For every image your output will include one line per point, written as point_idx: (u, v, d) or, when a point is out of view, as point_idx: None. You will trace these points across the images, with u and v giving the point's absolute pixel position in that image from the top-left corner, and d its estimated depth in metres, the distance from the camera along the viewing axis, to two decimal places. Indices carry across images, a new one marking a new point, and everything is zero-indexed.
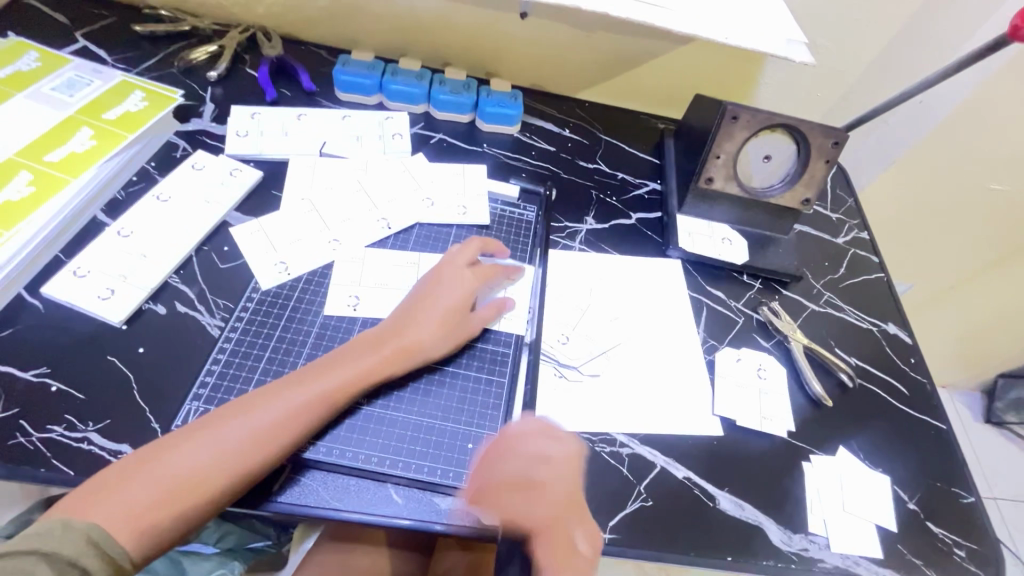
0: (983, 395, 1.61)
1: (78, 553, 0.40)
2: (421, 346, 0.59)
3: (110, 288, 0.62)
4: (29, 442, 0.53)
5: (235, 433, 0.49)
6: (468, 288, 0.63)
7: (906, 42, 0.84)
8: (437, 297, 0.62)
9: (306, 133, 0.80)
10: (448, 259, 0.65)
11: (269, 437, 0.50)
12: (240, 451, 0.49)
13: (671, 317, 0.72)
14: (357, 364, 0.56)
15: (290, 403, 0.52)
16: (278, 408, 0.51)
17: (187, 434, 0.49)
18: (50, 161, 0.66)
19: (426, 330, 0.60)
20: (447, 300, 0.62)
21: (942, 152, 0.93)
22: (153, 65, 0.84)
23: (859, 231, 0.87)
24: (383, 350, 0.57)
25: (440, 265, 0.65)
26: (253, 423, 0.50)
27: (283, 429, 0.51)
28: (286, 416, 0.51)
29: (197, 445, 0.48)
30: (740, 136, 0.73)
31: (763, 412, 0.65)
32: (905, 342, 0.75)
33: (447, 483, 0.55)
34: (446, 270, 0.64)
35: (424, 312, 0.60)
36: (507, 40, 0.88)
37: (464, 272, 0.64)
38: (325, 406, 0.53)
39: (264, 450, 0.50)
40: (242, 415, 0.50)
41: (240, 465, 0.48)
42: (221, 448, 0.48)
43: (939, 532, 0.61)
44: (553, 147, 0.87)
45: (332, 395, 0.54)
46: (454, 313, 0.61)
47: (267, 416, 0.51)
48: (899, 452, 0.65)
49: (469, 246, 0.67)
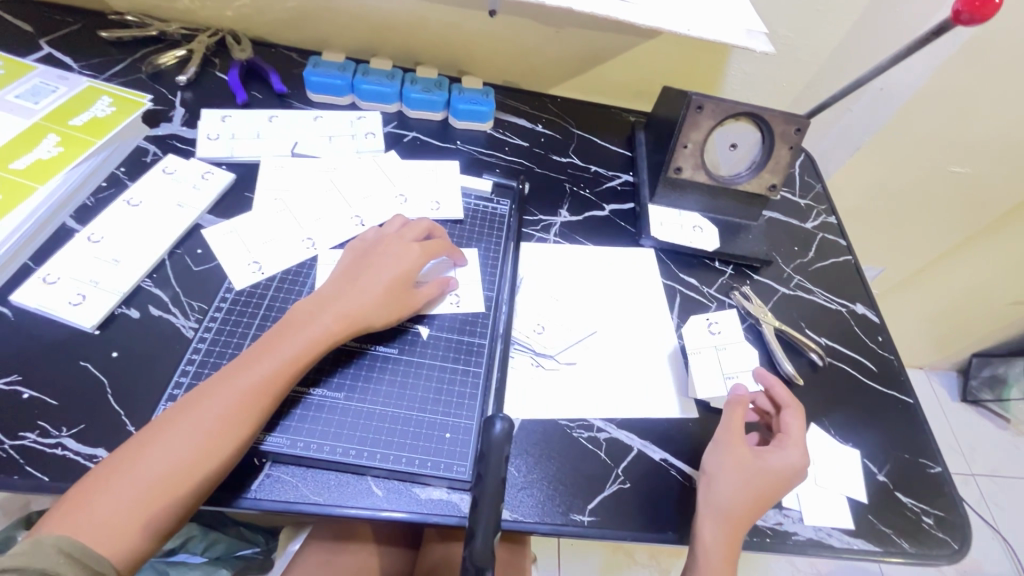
0: (958, 374, 1.66)
1: (50, 564, 0.42)
2: (364, 312, 0.59)
3: (81, 294, 0.61)
4: (2, 450, 0.52)
5: (192, 426, 0.49)
6: (413, 259, 0.64)
7: (864, 31, 0.86)
8: (379, 266, 0.62)
9: (278, 133, 0.80)
10: (392, 235, 0.66)
11: (228, 428, 0.50)
12: (200, 445, 0.49)
13: (645, 304, 0.73)
14: (301, 335, 0.56)
15: (239, 386, 0.52)
16: (229, 394, 0.51)
17: (145, 437, 0.49)
18: (16, 168, 0.65)
19: (369, 296, 0.60)
20: (391, 269, 0.62)
21: (906, 138, 0.96)
22: (120, 71, 0.84)
23: (827, 215, 0.89)
24: (323, 318, 0.57)
25: (384, 239, 0.66)
26: (209, 417, 0.50)
27: (236, 415, 0.51)
28: (238, 401, 0.51)
29: (157, 445, 0.48)
30: (706, 126, 0.74)
31: (725, 370, 0.66)
32: (873, 321, 0.77)
33: (427, 473, 0.55)
34: (390, 243, 0.65)
35: (361, 278, 0.61)
36: (476, 38, 0.89)
37: (409, 245, 0.65)
38: (276, 383, 0.53)
39: (223, 439, 0.49)
40: (194, 409, 0.50)
41: (202, 458, 0.48)
42: (180, 445, 0.48)
43: (908, 502, 0.62)
44: (526, 143, 0.88)
45: (281, 371, 0.54)
46: (397, 282, 0.61)
47: (221, 404, 0.51)
48: (869, 427, 0.67)
49: (415, 226, 0.67)
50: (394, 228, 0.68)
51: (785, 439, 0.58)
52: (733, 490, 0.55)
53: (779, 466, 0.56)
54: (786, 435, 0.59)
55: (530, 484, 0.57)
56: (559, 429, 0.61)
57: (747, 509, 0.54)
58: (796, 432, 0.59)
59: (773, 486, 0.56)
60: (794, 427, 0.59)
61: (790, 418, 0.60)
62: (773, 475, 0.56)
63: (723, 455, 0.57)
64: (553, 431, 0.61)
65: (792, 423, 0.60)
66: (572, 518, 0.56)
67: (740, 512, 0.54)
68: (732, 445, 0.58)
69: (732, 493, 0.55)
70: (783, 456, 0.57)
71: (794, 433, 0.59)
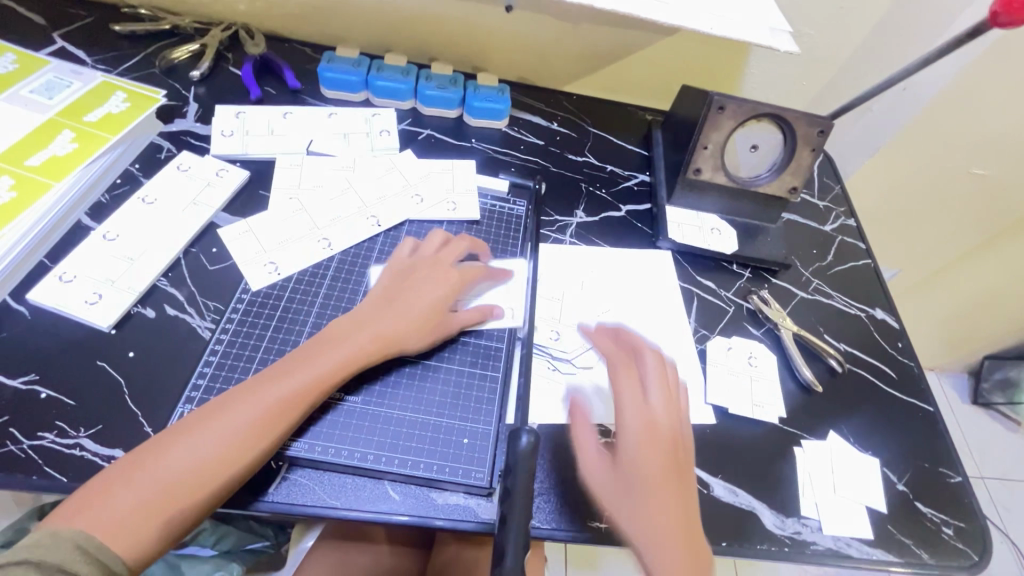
0: (970, 376, 1.64)
1: (66, 560, 0.42)
2: (399, 335, 0.59)
3: (97, 293, 0.61)
4: (21, 449, 0.52)
5: (216, 432, 0.49)
6: (451, 286, 0.64)
7: (889, 29, 0.85)
8: (418, 291, 0.62)
9: (292, 130, 0.79)
10: (431, 256, 0.66)
11: (252, 437, 0.50)
12: (223, 451, 0.48)
13: (662, 307, 0.72)
14: (335, 353, 0.55)
15: (268, 396, 0.52)
16: (258, 403, 0.51)
17: (170, 437, 0.49)
18: (31, 165, 0.65)
19: (405, 322, 0.59)
20: (430, 297, 0.62)
21: (928, 139, 0.94)
22: (134, 66, 0.83)
23: (846, 218, 0.88)
24: (359, 338, 0.57)
25: (424, 261, 0.65)
26: (235, 424, 0.50)
27: (263, 425, 0.50)
28: (267, 411, 0.51)
29: (179, 447, 0.48)
30: (727, 127, 0.73)
31: (755, 398, 0.66)
32: (893, 327, 0.76)
33: (444, 478, 0.55)
34: (429, 266, 0.65)
35: (400, 301, 0.61)
36: (493, 34, 0.87)
37: (445, 271, 0.64)
38: (306, 398, 0.53)
39: (247, 446, 0.49)
40: (221, 415, 0.50)
41: (223, 466, 0.48)
42: (204, 449, 0.48)
43: (928, 512, 0.62)
44: (541, 141, 0.87)
45: (311, 386, 0.53)
46: (434, 311, 0.61)
47: (248, 413, 0.50)
48: (888, 435, 0.67)
49: (455, 245, 0.68)
50: (433, 247, 0.67)
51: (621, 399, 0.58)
52: (637, 512, 0.52)
53: (637, 442, 0.55)
54: (622, 400, 0.58)
55: (547, 490, 0.57)
56: (576, 434, 0.60)
57: (660, 515, 0.52)
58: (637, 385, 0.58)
59: (653, 468, 0.54)
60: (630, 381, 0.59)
61: (618, 384, 0.59)
62: (639, 457, 0.54)
63: (592, 475, 0.56)
64: (570, 437, 0.60)
65: (623, 386, 0.59)
66: (590, 525, 0.55)
67: (656, 525, 0.51)
68: (594, 465, 0.56)
69: (636, 515, 0.52)
70: (627, 431, 0.55)
71: (627, 393, 0.58)
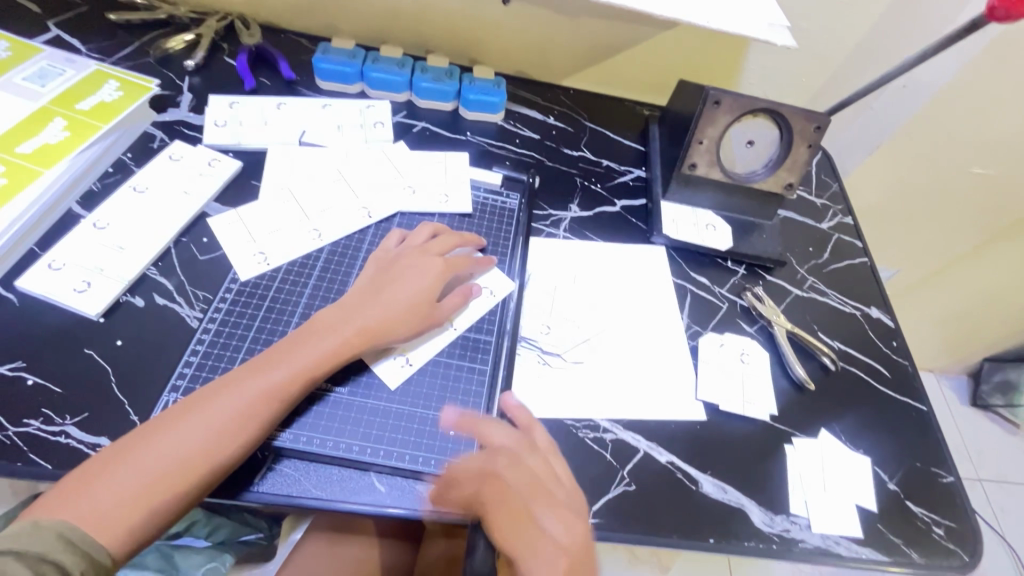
0: (969, 378, 1.63)
1: (48, 549, 0.41)
2: (384, 325, 0.58)
3: (86, 281, 0.61)
4: (6, 436, 0.52)
5: (201, 422, 0.49)
6: (437, 274, 0.63)
7: (888, 25, 0.84)
8: (402, 281, 0.61)
9: (286, 121, 0.79)
10: (416, 246, 0.66)
11: (236, 428, 0.50)
12: (207, 442, 0.48)
13: (653, 303, 0.72)
14: (318, 344, 0.55)
15: (254, 387, 0.52)
16: (242, 394, 0.51)
17: (156, 427, 0.49)
18: (22, 152, 0.65)
19: (391, 310, 0.59)
20: (416, 286, 0.61)
21: (927, 137, 0.93)
22: (128, 55, 0.83)
23: (843, 216, 0.88)
24: (344, 329, 0.57)
25: (409, 252, 0.65)
26: (219, 415, 0.50)
27: (247, 416, 0.50)
28: (252, 402, 0.51)
29: (163, 438, 0.48)
30: (723, 122, 0.73)
31: (746, 395, 0.65)
32: (888, 325, 0.76)
33: (430, 470, 0.55)
34: (415, 254, 0.65)
35: (385, 290, 0.61)
36: (489, 27, 0.87)
37: (433, 259, 0.64)
38: (292, 389, 0.53)
39: (231, 437, 0.49)
40: (206, 406, 0.50)
41: (208, 457, 0.48)
42: (189, 439, 0.48)
43: (918, 512, 0.61)
44: (537, 135, 0.87)
45: (297, 377, 0.53)
46: (421, 300, 0.61)
47: (232, 404, 0.50)
48: (880, 433, 0.66)
49: (444, 239, 0.67)
50: (421, 239, 0.67)
51: (528, 537, 0.51)
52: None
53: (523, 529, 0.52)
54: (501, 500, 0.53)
55: None
56: (566, 428, 0.60)
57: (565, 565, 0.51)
58: (542, 507, 0.52)
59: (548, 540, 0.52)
60: (532, 505, 0.52)
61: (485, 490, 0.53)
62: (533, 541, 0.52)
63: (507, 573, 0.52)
64: (559, 431, 0.60)
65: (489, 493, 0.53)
66: None
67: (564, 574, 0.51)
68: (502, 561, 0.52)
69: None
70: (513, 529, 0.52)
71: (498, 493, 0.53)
